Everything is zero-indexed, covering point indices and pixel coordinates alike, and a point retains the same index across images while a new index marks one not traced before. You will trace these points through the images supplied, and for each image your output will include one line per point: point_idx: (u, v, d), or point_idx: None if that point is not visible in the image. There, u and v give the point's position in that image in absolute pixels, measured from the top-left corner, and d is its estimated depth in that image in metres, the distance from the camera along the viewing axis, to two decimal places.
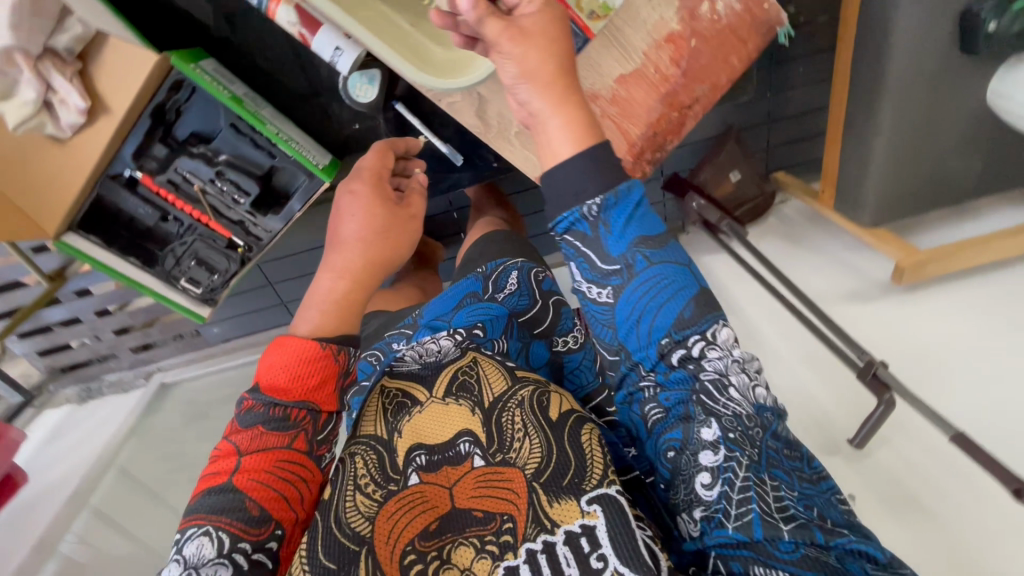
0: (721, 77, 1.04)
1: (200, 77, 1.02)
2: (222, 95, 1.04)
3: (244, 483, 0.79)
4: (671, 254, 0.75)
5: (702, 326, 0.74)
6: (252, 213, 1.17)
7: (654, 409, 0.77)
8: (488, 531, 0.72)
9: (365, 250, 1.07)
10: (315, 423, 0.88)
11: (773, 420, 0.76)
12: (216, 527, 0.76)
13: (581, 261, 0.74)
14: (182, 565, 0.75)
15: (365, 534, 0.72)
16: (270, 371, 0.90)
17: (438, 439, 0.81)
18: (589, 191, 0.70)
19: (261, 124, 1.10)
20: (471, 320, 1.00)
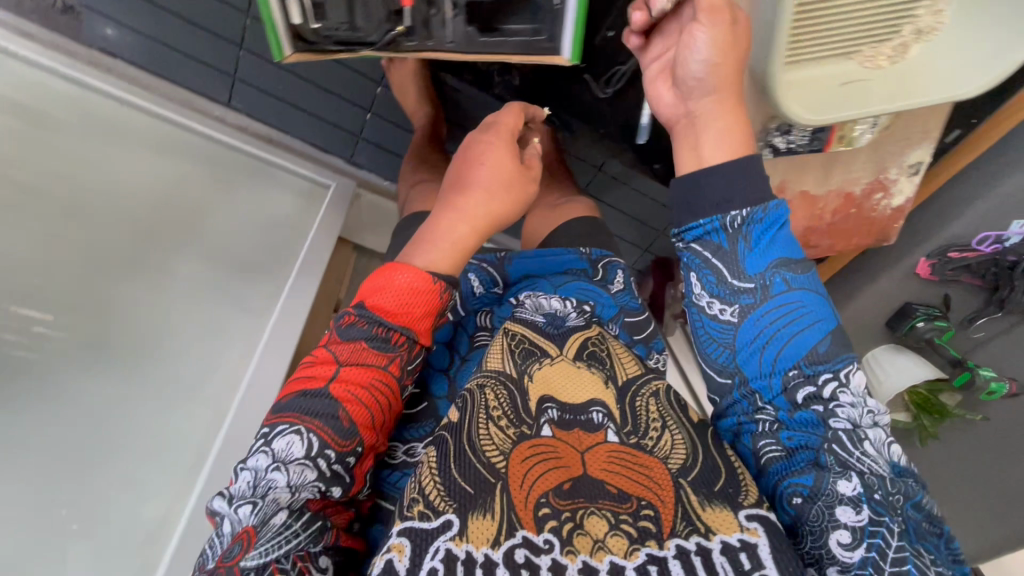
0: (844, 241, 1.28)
1: None
2: None
3: (337, 394, 0.69)
4: (811, 283, 0.71)
5: (835, 368, 0.67)
6: (457, 10, 0.88)
7: (773, 449, 0.68)
8: (625, 508, 0.63)
9: (489, 209, 0.82)
10: (409, 353, 0.74)
11: (920, 491, 0.63)
12: (308, 429, 0.65)
13: (709, 272, 0.72)
14: (270, 458, 0.63)
15: (501, 469, 0.65)
16: (372, 288, 0.75)
17: (572, 398, 0.75)
18: (735, 202, 0.71)
19: None
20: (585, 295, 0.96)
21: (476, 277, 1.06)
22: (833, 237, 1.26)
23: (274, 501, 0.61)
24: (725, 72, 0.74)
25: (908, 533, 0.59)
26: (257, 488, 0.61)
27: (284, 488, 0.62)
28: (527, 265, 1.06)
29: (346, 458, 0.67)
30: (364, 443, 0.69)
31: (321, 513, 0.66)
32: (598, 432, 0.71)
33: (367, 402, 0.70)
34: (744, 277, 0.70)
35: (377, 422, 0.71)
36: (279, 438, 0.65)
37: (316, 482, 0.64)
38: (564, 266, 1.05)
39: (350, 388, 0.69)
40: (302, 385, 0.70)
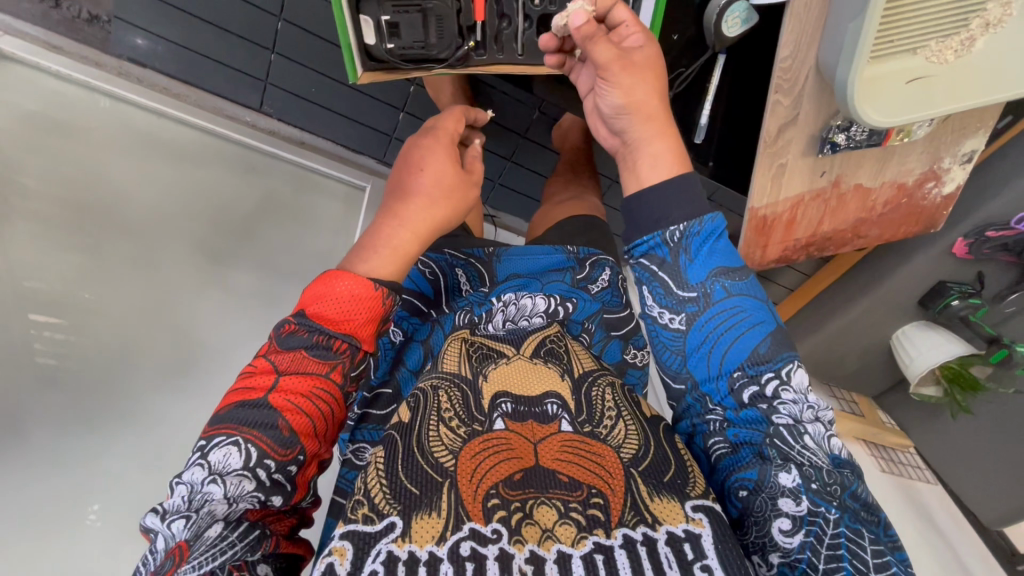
0: (893, 234, 1.21)
1: None
2: None
3: (275, 404, 0.67)
4: (750, 288, 0.74)
5: (776, 368, 0.70)
6: (529, 24, 0.97)
7: (720, 447, 0.69)
8: (575, 496, 0.63)
9: (424, 214, 0.83)
10: (352, 359, 0.73)
11: (854, 481, 0.66)
12: (245, 440, 0.64)
13: (658, 286, 0.75)
14: (207, 470, 0.61)
15: (450, 466, 0.64)
16: (312, 296, 0.73)
17: (526, 392, 0.74)
18: (672, 218, 0.74)
19: None
20: (563, 292, 0.97)
21: (463, 272, 1.02)
22: (881, 228, 1.18)
23: (209, 514, 0.60)
24: (645, 110, 0.79)
25: (845, 517, 0.62)
26: (191, 502, 0.60)
27: (220, 502, 0.61)
28: (516, 265, 1.03)
29: (287, 466, 0.66)
30: (305, 451, 0.67)
31: (261, 521, 0.65)
32: (552, 421, 0.70)
33: (308, 411, 0.68)
34: (687, 287, 0.74)
35: (320, 429, 0.69)
36: (217, 449, 0.63)
37: (255, 493, 0.63)
38: (553, 265, 1.03)
39: (290, 397, 0.68)
40: (240, 397, 0.67)
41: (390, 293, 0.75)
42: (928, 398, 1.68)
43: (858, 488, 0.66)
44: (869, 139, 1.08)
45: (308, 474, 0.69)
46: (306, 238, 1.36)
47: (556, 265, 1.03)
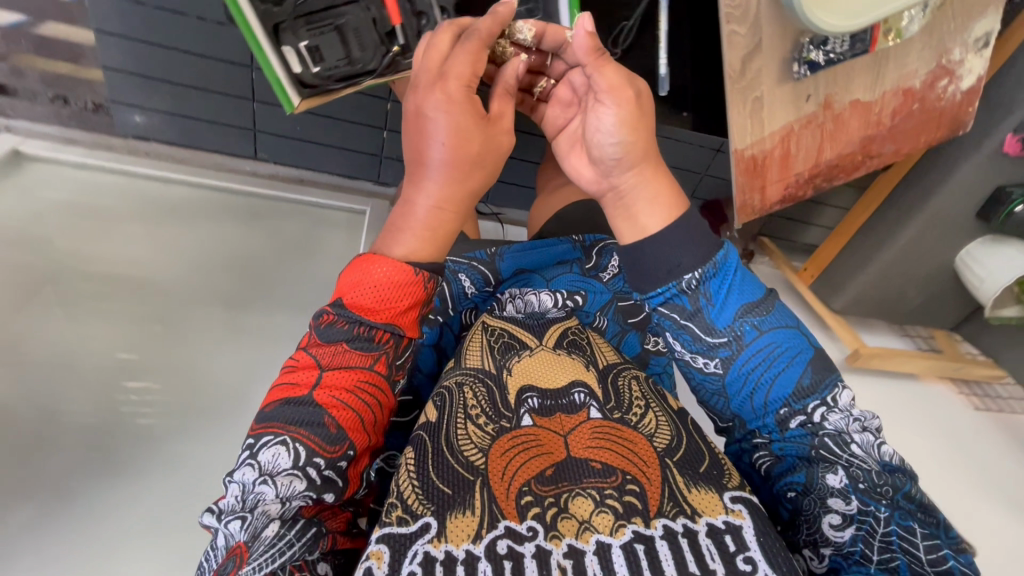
0: (913, 146, 1.10)
1: None
2: None
3: (324, 399, 0.64)
4: (779, 319, 0.72)
5: (820, 395, 0.69)
6: (447, 9, 0.87)
7: (766, 460, 0.71)
8: (610, 482, 0.61)
9: (447, 188, 0.72)
10: (396, 351, 0.69)
11: (908, 481, 0.66)
12: (296, 438, 0.61)
13: (683, 334, 0.72)
14: (258, 471, 0.60)
15: (480, 465, 0.63)
16: (349, 285, 0.69)
17: (551, 384, 0.72)
18: (684, 266, 0.71)
19: None
20: (571, 286, 0.93)
21: (469, 278, 0.94)
22: (897, 141, 1.08)
23: (265, 513, 0.58)
24: (638, 155, 0.74)
25: (896, 512, 0.63)
26: (246, 502, 0.58)
27: (275, 502, 0.59)
28: (522, 260, 0.98)
29: (338, 463, 0.63)
30: (356, 446, 0.65)
31: (318, 519, 0.62)
32: (579, 412, 0.68)
33: (356, 404, 0.66)
34: (714, 331, 0.71)
35: (371, 422, 0.67)
36: (267, 448, 0.61)
37: (309, 492, 0.61)
38: (558, 257, 0.99)
39: (337, 393, 0.65)
40: (287, 392, 0.65)
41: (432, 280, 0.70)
42: (1008, 322, 1.29)
43: (911, 485, 0.66)
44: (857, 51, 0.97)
45: (361, 468, 0.66)
46: (316, 268, 1.34)
47: (562, 257, 0.99)
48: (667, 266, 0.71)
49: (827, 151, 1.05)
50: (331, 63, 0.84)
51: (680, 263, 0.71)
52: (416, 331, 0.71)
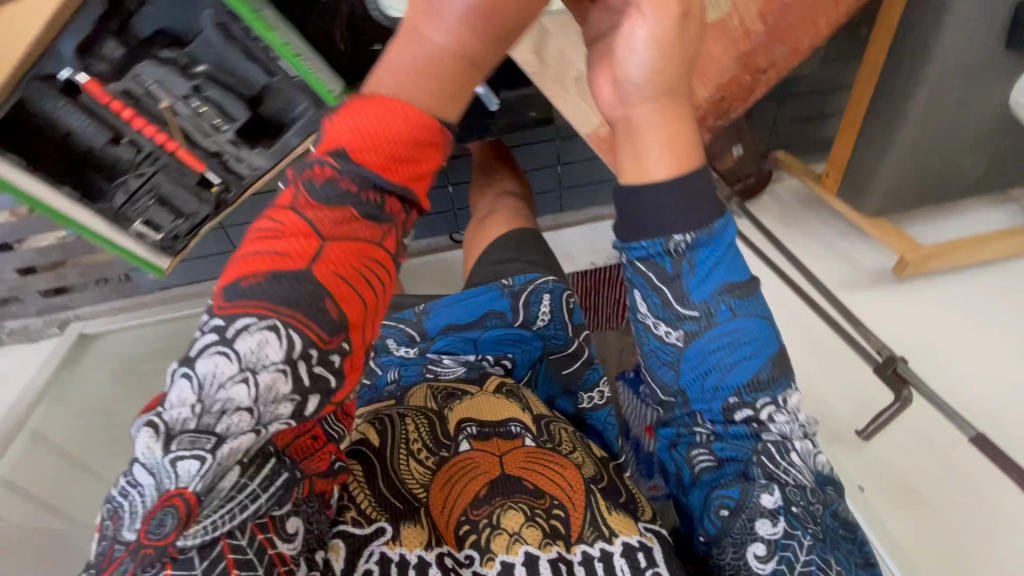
0: (811, 44, 0.60)
1: None
2: None
3: (322, 277, 0.35)
4: (758, 306, 0.47)
5: (772, 391, 0.46)
6: (237, 144, 0.73)
7: (703, 463, 0.49)
8: (537, 501, 0.48)
9: (438, 86, 0.37)
10: (403, 219, 0.39)
11: (837, 499, 0.48)
12: (290, 322, 0.33)
13: (653, 297, 0.45)
14: (233, 365, 0.32)
15: (422, 492, 0.49)
16: (381, 124, 0.36)
17: (492, 413, 0.55)
18: (679, 218, 0.42)
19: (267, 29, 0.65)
20: (499, 346, 0.64)
21: (391, 339, 0.66)
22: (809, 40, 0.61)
23: (248, 412, 0.33)
24: (661, 89, 0.43)
25: (821, 536, 0.45)
26: (202, 420, 0.32)
27: (241, 420, 0.33)
28: (447, 318, 0.66)
29: (333, 363, 0.35)
30: (354, 341, 0.36)
31: (326, 433, 0.40)
32: (513, 436, 0.53)
33: (384, 250, 0.38)
34: (687, 302, 0.45)
35: (383, 298, 0.38)
36: (247, 335, 0.33)
37: (292, 408, 0.34)
38: (482, 309, 0.65)
39: (341, 269, 0.35)
40: (259, 265, 0.34)
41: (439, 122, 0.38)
42: None
43: (841, 503, 0.48)
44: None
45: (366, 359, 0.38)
46: None
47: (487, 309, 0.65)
48: (654, 219, 0.43)
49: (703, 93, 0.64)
50: (170, 220, 0.76)
51: (673, 223, 0.42)
52: (425, 198, 0.39)
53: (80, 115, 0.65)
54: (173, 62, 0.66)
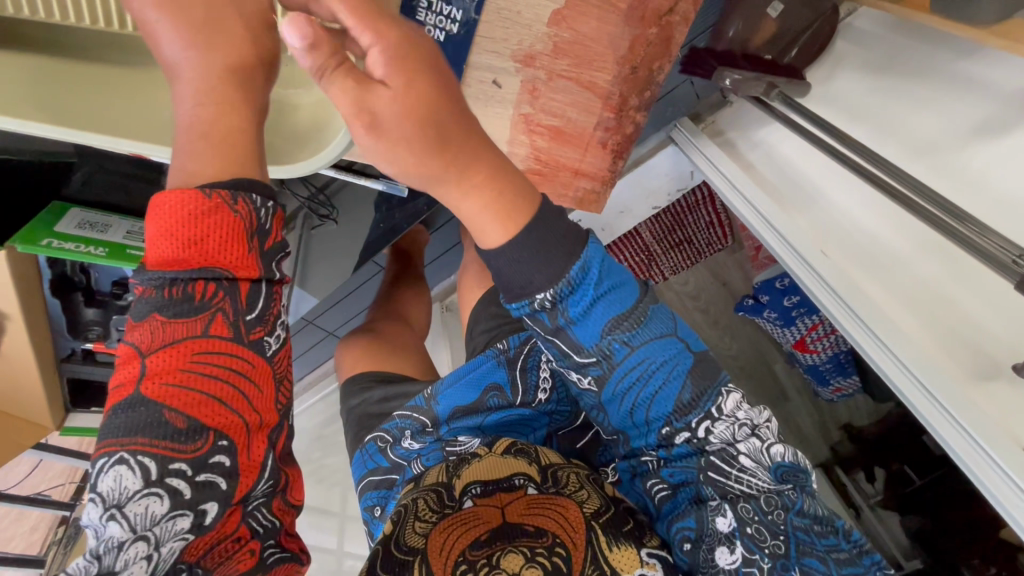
0: None
1: (62, 251, 0.56)
2: (96, 258, 0.56)
3: (156, 396, 0.31)
4: (658, 323, 0.38)
5: (704, 408, 0.38)
6: None
7: (659, 493, 0.41)
8: (538, 539, 0.38)
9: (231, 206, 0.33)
10: (236, 300, 0.33)
11: (801, 495, 0.38)
12: (137, 449, 0.30)
13: (551, 348, 0.37)
14: (103, 506, 0.30)
15: (417, 540, 0.40)
16: (165, 216, 0.31)
17: (500, 465, 0.45)
18: (537, 278, 0.34)
19: None
20: (505, 423, 0.51)
21: (407, 432, 0.53)
22: None
23: (141, 539, 0.30)
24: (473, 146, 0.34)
25: (784, 552, 0.36)
26: (102, 564, 0.29)
27: (136, 551, 0.30)
28: (454, 398, 0.53)
29: (217, 465, 0.32)
30: (234, 446, 0.33)
31: (249, 528, 0.35)
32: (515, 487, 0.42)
33: (227, 338, 0.32)
34: (582, 352, 0.36)
35: (257, 401, 0.34)
36: (105, 474, 0.30)
37: (189, 522, 0.31)
38: (481, 383, 0.53)
39: (170, 379, 0.31)
40: (108, 400, 0.31)
41: (232, 192, 0.33)
42: None
43: (808, 498, 0.38)
44: (469, 7, 0.47)
45: (263, 454, 0.34)
46: None
47: (489, 383, 0.52)
48: (517, 279, 0.34)
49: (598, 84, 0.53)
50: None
51: (533, 279, 0.34)
52: (254, 266, 0.33)
53: (101, 370, 0.66)
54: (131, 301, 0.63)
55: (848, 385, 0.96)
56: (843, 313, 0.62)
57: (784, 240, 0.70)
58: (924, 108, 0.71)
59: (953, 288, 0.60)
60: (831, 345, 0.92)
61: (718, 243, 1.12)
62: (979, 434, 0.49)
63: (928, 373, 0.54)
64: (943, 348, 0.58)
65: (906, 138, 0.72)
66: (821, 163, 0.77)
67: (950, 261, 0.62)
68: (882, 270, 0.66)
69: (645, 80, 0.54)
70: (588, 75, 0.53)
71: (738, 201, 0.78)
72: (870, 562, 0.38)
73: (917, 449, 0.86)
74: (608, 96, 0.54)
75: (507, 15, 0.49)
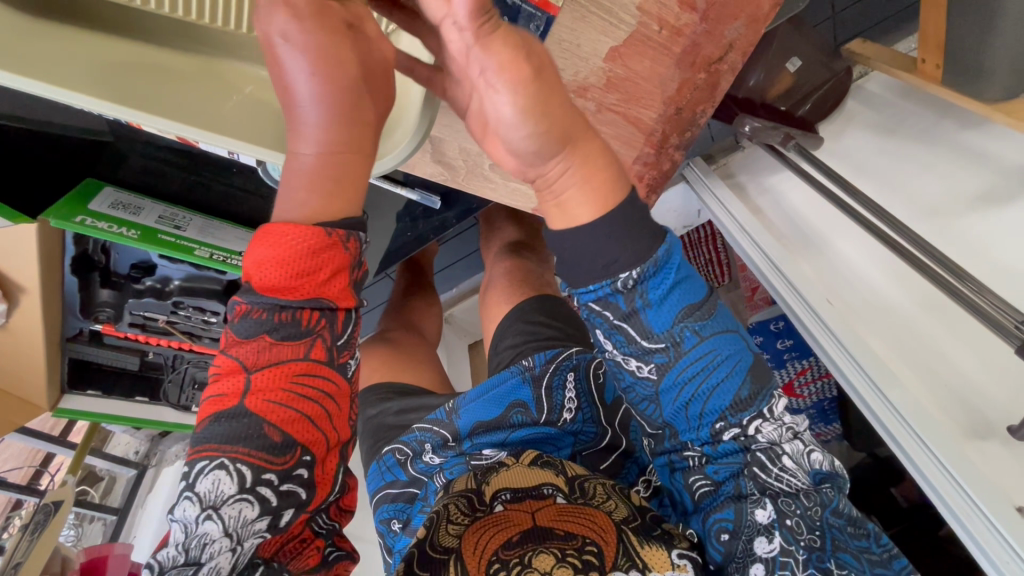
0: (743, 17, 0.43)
1: (91, 230, 0.54)
2: (126, 238, 0.56)
3: (257, 409, 0.33)
4: (723, 320, 0.39)
5: (757, 408, 0.39)
6: None
7: (700, 489, 0.41)
8: (569, 542, 0.39)
9: (310, 213, 0.35)
10: (334, 325, 0.35)
11: (837, 495, 0.40)
12: (235, 456, 0.32)
13: (615, 336, 0.37)
14: (198, 504, 0.32)
15: (452, 540, 0.41)
16: (285, 246, 0.33)
17: (528, 475, 0.46)
18: (621, 260, 0.34)
19: (185, 253, 0.58)
20: (532, 437, 0.51)
21: (428, 445, 0.53)
22: None
23: (227, 536, 0.32)
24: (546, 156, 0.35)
25: (820, 545, 0.38)
26: (189, 555, 0.32)
27: (220, 545, 0.32)
28: (476, 413, 0.53)
29: (299, 476, 0.34)
30: (315, 460, 0.35)
31: (313, 530, 0.38)
32: (544, 495, 0.43)
33: (322, 361, 0.35)
34: (651, 337, 0.36)
35: (337, 420, 0.36)
36: (203, 477, 0.32)
37: (267, 523, 0.33)
38: (505, 400, 0.53)
39: (273, 397, 0.34)
40: (209, 408, 0.33)
41: (346, 231, 0.35)
42: None
43: (842, 499, 0.40)
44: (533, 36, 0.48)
45: (336, 468, 0.36)
46: None
47: (512, 399, 0.53)
48: (598, 258, 0.35)
49: (639, 121, 0.56)
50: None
51: (615, 260, 0.35)
52: (350, 297, 0.36)
53: (105, 352, 0.67)
54: (148, 287, 0.63)
55: (827, 432, 0.96)
56: (847, 363, 0.64)
57: (792, 286, 0.72)
58: (930, 170, 0.75)
59: (950, 346, 0.63)
60: (818, 390, 0.96)
61: (715, 279, 1.14)
62: (976, 492, 0.50)
63: (927, 427, 0.56)
64: (942, 407, 0.59)
65: (911, 200, 0.75)
66: (822, 214, 0.81)
67: (951, 321, 0.64)
68: (882, 325, 0.68)
69: (688, 121, 0.57)
70: (634, 111, 0.55)
71: (746, 244, 0.79)
72: (898, 566, 0.39)
73: (883, 501, 0.88)
74: (651, 133, 0.56)
75: (567, 47, 0.50)
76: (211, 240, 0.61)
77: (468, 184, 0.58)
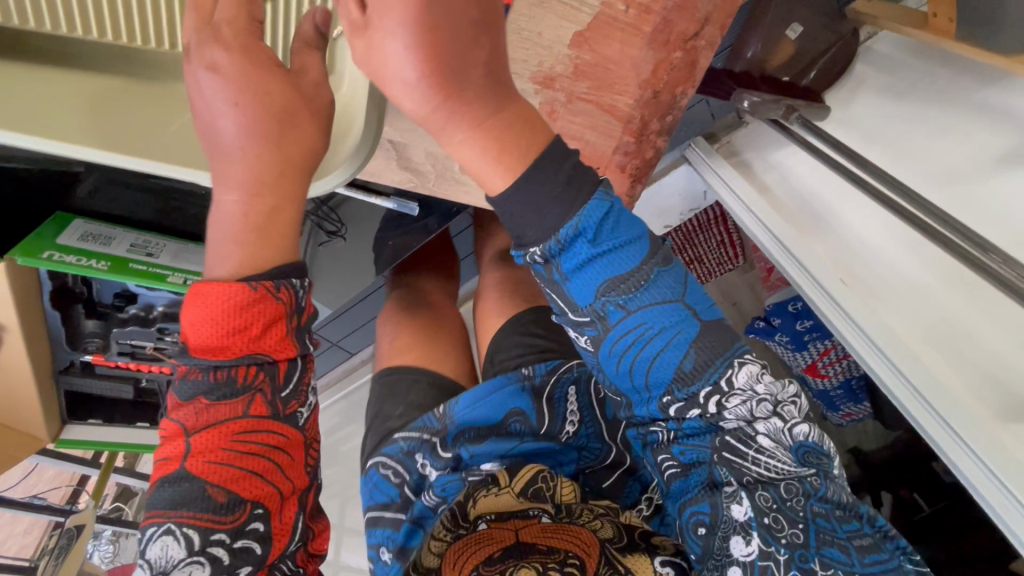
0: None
1: (60, 264, 0.55)
2: (96, 271, 0.56)
3: (200, 470, 0.34)
4: (659, 289, 0.37)
5: (709, 379, 0.38)
6: None
7: (671, 471, 0.41)
8: (551, 556, 0.41)
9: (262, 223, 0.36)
10: (275, 377, 0.36)
11: (824, 483, 0.38)
12: (182, 521, 0.34)
13: (550, 302, 0.38)
14: (149, 572, 0.33)
15: (433, 560, 0.43)
16: (198, 313, 0.34)
17: (513, 495, 0.47)
18: (534, 233, 0.35)
19: (162, 281, 0.58)
20: (523, 450, 0.51)
21: (421, 457, 0.52)
22: None
23: None
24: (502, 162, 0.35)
25: (803, 541, 0.36)
26: None
27: None
28: (473, 417, 0.53)
29: (253, 531, 0.35)
30: (268, 513, 0.36)
31: None
32: (529, 516, 0.45)
33: (266, 416, 0.36)
34: (577, 309, 0.37)
35: (290, 470, 0.37)
36: (153, 543, 0.33)
37: None
38: (504, 406, 0.53)
39: (212, 457, 0.35)
40: (157, 472, 0.35)
41: (276, 281, 0.35)
42: None
43: (831, 485, 0.38)
44: None
45: (294, 517, 0.38)
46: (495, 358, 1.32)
47: (510, 408, 0.53)
48: (517, 231, 0.36)
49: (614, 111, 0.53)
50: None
51: (529, 234, 0.35)
52: (291, 347, 0.37)
53: (98, 382, 0.67)
54: (131, 316, 0.63)
55: (858, 411, 0.93)
56: (866, 347, 0.60)
57: (804, 268, 0.68)
58: (948, 134, 0.70)
59: (977, 322, 0.59)
60: (844, 370, 0.91)
61: (728, 263, 1.10)
62: (1008, 476, 0.46)
63: (953, 411, 0.52)
64: (971, 388, 0.55)
65: (929, 166, 0.69)
66: (832, 188, 0.77)
67: (978, 296, 0.60)
68: (906, 303, 0.64)
69: (667, 104, 0.53)
70: (608, 99, 0.52)
71: (752, 224, 0.76)
72: (893, 548, 0.38)
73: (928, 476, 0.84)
74: (629, 121, 0.53)
75: (527, 37, 0.48)
76: (185, 266, 0.60)
77: (441, 190, 0.57)
